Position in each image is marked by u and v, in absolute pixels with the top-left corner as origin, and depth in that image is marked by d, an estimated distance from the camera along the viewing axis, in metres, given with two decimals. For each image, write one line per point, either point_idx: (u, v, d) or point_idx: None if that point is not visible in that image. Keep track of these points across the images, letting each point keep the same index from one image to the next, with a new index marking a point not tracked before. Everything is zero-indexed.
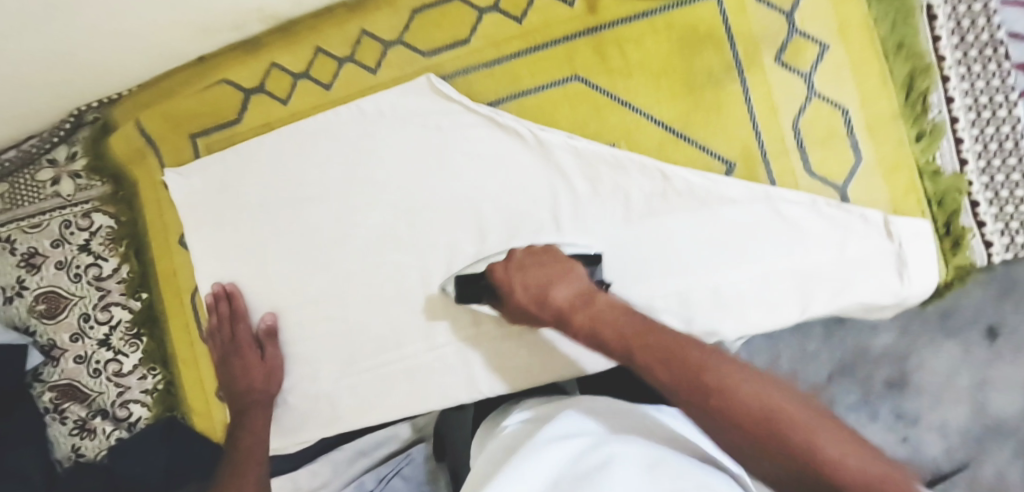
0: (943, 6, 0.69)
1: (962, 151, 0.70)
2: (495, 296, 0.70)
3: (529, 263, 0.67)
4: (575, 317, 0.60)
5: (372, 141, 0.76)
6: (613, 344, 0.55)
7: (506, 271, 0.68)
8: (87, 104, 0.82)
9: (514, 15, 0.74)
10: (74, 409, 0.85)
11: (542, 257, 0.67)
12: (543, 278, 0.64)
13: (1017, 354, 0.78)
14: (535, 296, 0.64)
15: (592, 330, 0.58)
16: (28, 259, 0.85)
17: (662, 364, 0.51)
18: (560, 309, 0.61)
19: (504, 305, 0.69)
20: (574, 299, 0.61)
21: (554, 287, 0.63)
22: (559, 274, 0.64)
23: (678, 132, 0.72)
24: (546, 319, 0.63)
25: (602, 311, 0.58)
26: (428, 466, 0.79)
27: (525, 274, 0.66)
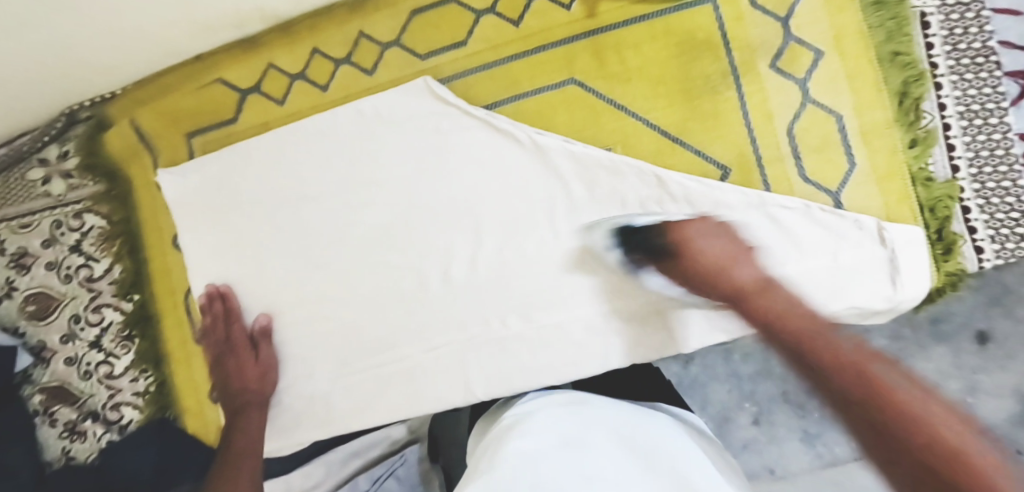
0: (936, 14, 0.70)
1: (954, 157, 0.71)
2: (649, 259, 0.69)
3: (707, 236, 0.66)
4: (755, 298, 0.61)
5: (368, 143, 0.76)
6: (795, 327, 0.56)
7: (677, 237, 0.67)
8: (80, 103, 0.81)
9: (512, 18, 0.74)
10: (64, 412, 0.84)
11: (721, 233, 0.67)
12: (723, 254, 0.65)
13: (1006, 360, 0.79)
14: (712, 267, 0.64)
15: (769, 312, 0.59)
16: (18, 260, 0.84)
17: (849, 359, 0.51)
18: (742, 286, 0.62)
19: (665, 264, 0.68)
20: (756, 281, 0.62)
21: (737, 266, 0.63)
22: (737, 254, 0.65)
23: (674, 136, 0.73)
24: (720, 293, 0.64)
25: (785, 298, 0.60)
26: (421, 467, 0.81)
27: (706, 246, 0.66)
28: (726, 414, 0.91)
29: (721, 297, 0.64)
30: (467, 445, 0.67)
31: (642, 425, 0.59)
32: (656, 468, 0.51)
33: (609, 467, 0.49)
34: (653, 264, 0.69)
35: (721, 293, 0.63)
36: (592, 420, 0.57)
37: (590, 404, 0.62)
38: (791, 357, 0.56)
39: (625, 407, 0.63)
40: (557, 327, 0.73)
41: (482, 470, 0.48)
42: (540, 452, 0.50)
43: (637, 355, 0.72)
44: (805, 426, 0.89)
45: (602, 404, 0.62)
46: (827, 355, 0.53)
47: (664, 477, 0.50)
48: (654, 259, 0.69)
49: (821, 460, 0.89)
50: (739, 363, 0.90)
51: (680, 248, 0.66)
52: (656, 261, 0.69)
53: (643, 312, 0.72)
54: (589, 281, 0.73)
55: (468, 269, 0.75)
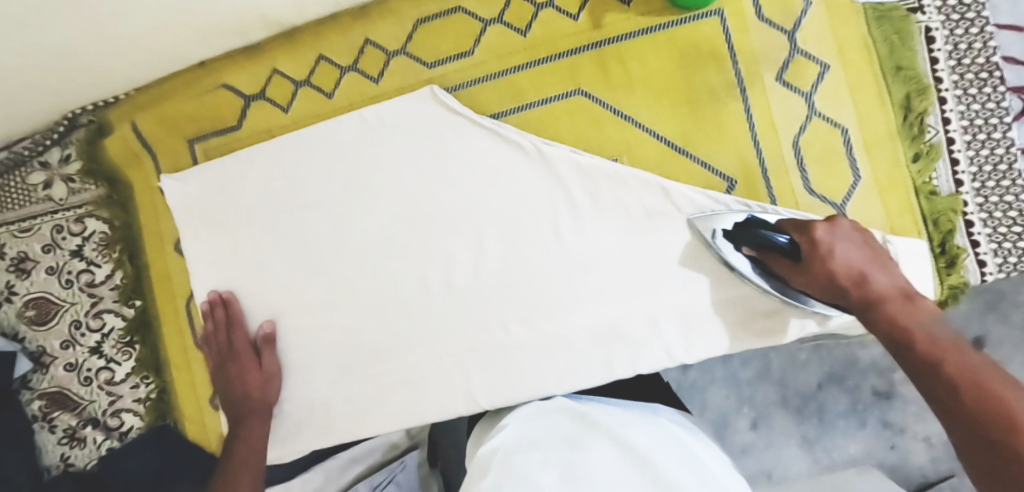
0: (941, 29, 0.71)
1: (957, 172, 0.71)
2: (767, 254, 0.66)
3: (844, 240, 0.64)
4: (892, 307, 0.60)
5: (374, 150, 0.76)
6: (935, 340, 0.56)
7: (807, 237, 0.64)
8: (81, 107, 0.80)
9: (519, 28, 0.75)
10: (63, 418, 0.83)
11: (860, 239, 0.65)
12: (861, 259, 0.63)
13: (1001, 365, 0.81)
14: (845, 269, 0.62)
15: (905, 322, 0.58)
16: (18, 264, 0.84)
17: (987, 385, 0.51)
18: (878, 294, 0.61)
19: (782, 259, 0.65)
20: (895, 292, 0.61)
21: (875, 274, 0.62)
22: (872, 263, 0.63)
23: (680, 147, 0.73)
24: (849, 297, 0.62)
25: (924, 313, 0.59)
26: (421, 473, 0.83)
27: (842, 250, 0.63)
28: (725, 419, 0.90)
29: (850, 302, 0.62)
30: (467, 449, 0.67)
31: (634, 424, 0.60)
32: (642, 462, 0.52)
33: (590, 465, 0.50)
34: (769, 259, 0.67)
35: (852, 297, 0.62)
36: (581, 427, 0.59)
37: (583, 412, 0.63)
38: (921, 374, 0.55)
39: (622, 411, 0.64)
40: (562, 337, 0.74)
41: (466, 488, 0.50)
42: (520, 462, 0.52)
43: (641, 365, 0.72)
44: (802, 431, 0.90)
45: (596, 410, 0.63)
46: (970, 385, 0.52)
47: (649, 469, 0.51)
48: (771, 255, 0.66)
49: (818, 464, 0.90)
50: (738, 366, 0.90)
51: (809, 248, 0.63)
52: (773, 257, 0.66)
53: (648, 322, 0.72)
54: (593, 290, 0.73)
55: (472, 278, 0.75)
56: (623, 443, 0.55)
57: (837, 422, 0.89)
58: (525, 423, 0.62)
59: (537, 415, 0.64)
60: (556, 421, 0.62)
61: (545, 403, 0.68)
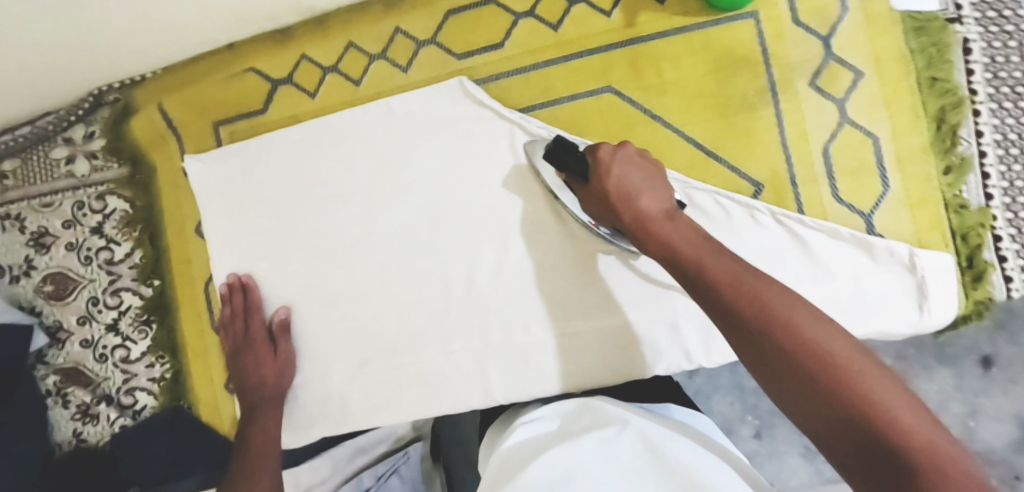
0: (979, 40, 0.71)
1: (988, 186, 0.71)
2: (570, 179, 0.67)
3: (624, 161, 0.62)
4: (655, 225, 0.57)
5: (399, 142, 0.76)
6: (688, 253, 0.54)
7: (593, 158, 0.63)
8: (108, 85, 0.81)
9: (551, 23, 0.74)
10: (77, 394, 0.83)
11: (637, 158, 0.63)
12: (635, 180, 0.61)
13: (1007, 385, 0.80)
14: (618, 188, 0.61)
15: (672, 241, 0.55)
16: (38, 239, 0.84)
17: (724, 282, 0.50)
18: (645, 212, 0.59)
19: (586, 187, 0.65)
20: (660, 212, 0.59)
21: (642, 194, 0.60)
22: (649, 181, 0.62)
23: (709, 150, 0.72)
24: (620, 217, 0.60)
25: (684, 228, 0.56)
26: (424, 466, 0.82)
27: (619, 170, 0.62)
28: (729, 426, 0.90)
29: (625, 225, 0.60)
30: (484, 442, 0.67)
31: (651, 419, 0.60)
32: (654, 452, 0.52)
33: (600, 462, 0.51)
34: (575, 185, 0.67)
35: (623, 218, 0.60)
36: (595, 420, 0.59)
37: (601, 404, 0.63)
38: (690, 287, 0.53)
39: (641, 408, 0.64)
40: (579, 336, 0.73)
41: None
42: (534, 458, 0.52)
43: (659, 367, 0.72)
44: (806, 442, 0.90)
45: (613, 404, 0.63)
46: (728, 291, 0.49)
47: (660, 460, 0.51)
48: (576, 180, 0.66)
49: (820, 475, 0.89)
50: (745, 376, 0.90)
51: (595, 169, 0.63)
52: (577, 180, 0.66)
53: (668, 327, 0.73)
54: (610, 291, 0.73)
55: (490, 273, 0.74)
56: (636, 434, 0.55)
57: None
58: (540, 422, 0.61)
59: (551, 413, 0.63)
60: (570, 419, 0.61)
61: (557, 403, 0.66)
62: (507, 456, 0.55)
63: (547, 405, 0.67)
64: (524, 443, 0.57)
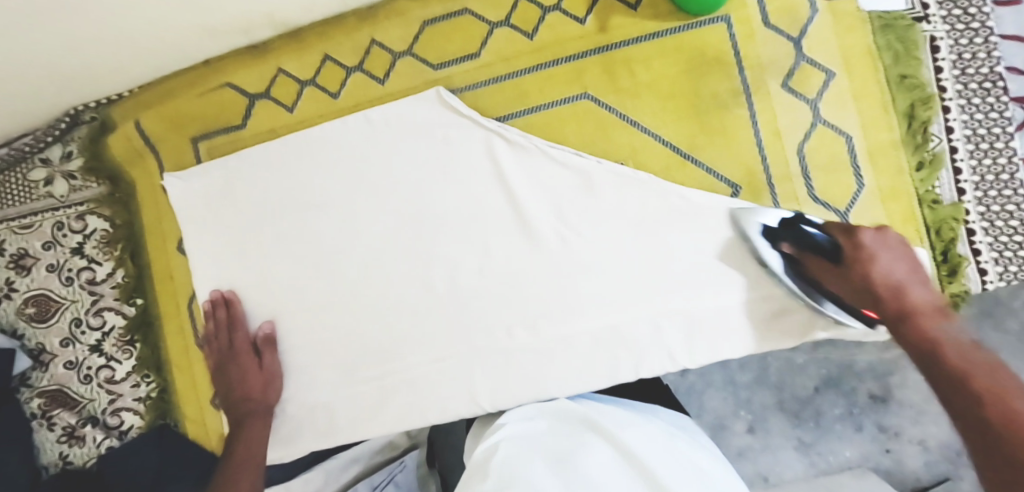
0: (946, 38, 0.72)
1: (960, 181, 0.72)
2: (805, 253, 0.68)
3: (888, 251, 0.64)
4: (925, 320, 0.59)
5: (380, 152, 0.76)
6: (958, 354, 0.55)
7: (854, 242, 0.65)
8: (85, 104, 0.80)
9: (525, 30, 0.75)
10: (62, 416, 0.83)
11: (903, 253, 0.64)
12: (898, 273, 0.63)
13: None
14: (883, 280, 0.63)
15: (936, 333, 0.58)
16: (17, 261, 0.83)
17: (989, 386, 0.51)
18: (915, 306, 0.60)
19: (830, 267, 0.66)
20: (930, 308, 0.60)
21: (914, 287, 0.62)
22: (913, 279, 0.63)
23: (685, 153, 0.73)
24: (884, 305, 0.62)
25: (955, 330, 0.58)
26: (420, 473, 0.83)
27: (884, 261, 0.63)
28: (722, 422, 0.91)
29: (885, 311, 0.62)
30: (467, 450, 0.67)
31: (633, 426, 0.60)
32: (633, 460, 0.53)
33: (606, 458, 0.53)
34: (807, 259, 0.67)
35: (886, 305, 0.62)
36: (578, 430, 0.59)
37: (583, 413, 0.63)
38: (942, 381, 0.55)
39: (623, 412, 0.64)
40: (567, 340, 0.74)
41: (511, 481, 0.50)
42: (516, 461, 0.52)
43: (646, 368, 0.73)
44: (799, 435, 0.90)
45: (597, 412, 0.63)
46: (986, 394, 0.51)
47: (638, 468, 0.52)
48: (812, 255, 0.67)
49: (814, 467, 0.90)
50: (736, 370, 0.90)
51: (856, 254, 0.64)
52: (814, 257, 0.67)
53: (653, 328, 0.73)
54: (596, 294, 0.73)
55: (476, 279, 0.75)
56: (617, 442, 0.55)
57: (834, 425, 0.90)
58: (536, 421, 0.63)
59: (536, 416, 0.65)
60: (565, 419, 0.63)
61: (543, 407, 0.68)
62: (487, 456, 0.55)
63: (531, 407, 0.68)
64: (528, 437, 0.58)
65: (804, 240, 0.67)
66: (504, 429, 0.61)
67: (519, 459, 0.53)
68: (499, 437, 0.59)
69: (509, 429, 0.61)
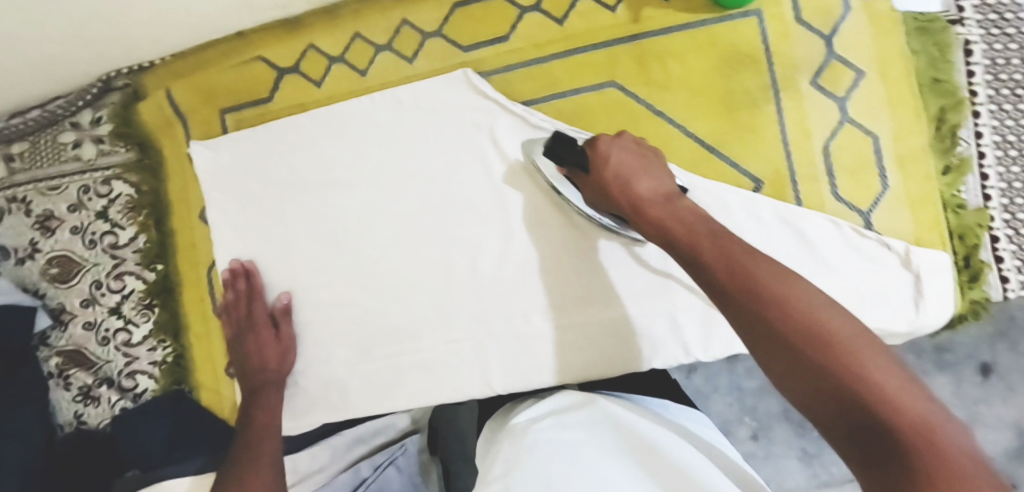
0: (981, 43, 0.71)
1: (986, 187, 0.71)
2: (570, 170, 0.68)
3: (622, 149, 0.64)
4: (653, 207, 0.58)
5: (405, 131, 0.76)
6: (688, 235, 0.54)
7: (590, 149, 0.65)
8: (117, 70, 0.81)
9: (557, 17, 0.75)
10: (79, 376, 0.84)
11: (632, 145, 0.64)
12: (629, 167, 0.62)
13: (1007, 393, 0.76)
14: (614, 176, 0.62)
15: (671, 213, 0.57)
16: (44, 222, 0.84)
17: (720, 260, 0.50)
18: (643, 198, 0.60)
19: (586, 180, 0.66)
20: (657, 195, 0.59)
21: (640, 179, 0.61)
22: (644, 170, 0.62)
23: (710, 146, 0.73)
24: (617, 203, 0.62)
25: (677, 211, 0.57)
26: (421, 458, 0.82)
27: (615, 158, 0.62)
28: (726, 426, 0.88)
29: (621, 210, 0.61)
30: (483, 437, 0.63)
31: (640, 411, 0.59)
32: (637, 454, 0.51)
33: (619, 438, 0.52)
34: (573, 177, 0.68)
35: (620, 205, 0.61)
36: (575, 421, 0.55)
37: (582, 405, 0.58)
38: (678, 259, 0.54)
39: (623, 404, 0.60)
40: (580, 328, 0.74)
41: (539, 459, 0.48)
42: (520, 465, 0.48)
43: (657, 361, 0.73)
44: (803, 445, 0.88)
45: (596, 402, 0.59)
46: (711, 257, 0.50)
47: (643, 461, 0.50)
48: (574, 172, 0.68)
49: (816, 479, 0.88)
50: (744, 376, 0.88)
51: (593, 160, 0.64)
52: (576, 173, 0.67)
53: (667, 321, 0.73)
54: (609, 283, 0.74)
55: (489, 262, 0.75)
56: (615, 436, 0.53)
57: None
58: (547, 400, 0.62)
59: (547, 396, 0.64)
60: (576, 396, 0.62)
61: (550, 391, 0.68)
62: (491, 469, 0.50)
63: (536, 396, 0.67)
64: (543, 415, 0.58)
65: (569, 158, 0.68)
66: (517, 414, 0.60)
67: (540, 435, 0.52)
68: (512, 420, 0.59)
69: (522, 411, 0.60)
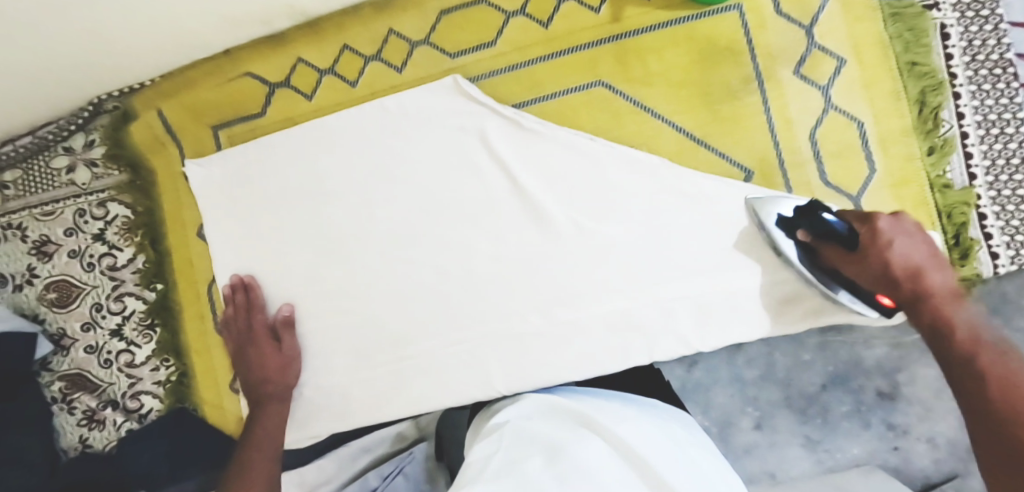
0: (956, 26, 0.73)
1: (971, 165, 0.73)
2: (823, 240, 0.67)
3: (904, 234, 0.64)
4: (943, 306, 0.59)
5: (396, 139, 0.77)
6: (966, 342, 0.55)
7: (870, 227, 0.64)
8: (107, 93, 0.82)
9: (541, 20, 0.76)
10: (83, 400, 0.84)
11: (916, 233, 0.64)
12: (916, 256, 0.63)
13: None
14: (902, 263, 0.62)
15: (952, 317, 0.58)
16: (40, 247, 0.85)
17: (998, 378, 0.51)
18: (932, 290, 0.61)
19: (851, 256, 0.65)
20: (948, 290, 0.61)
21: (932, 272, 0.62)
22: (931, 261, 0.63)
23: (698, 140, 0.74)
24: (898, 290, 0.63)
25: (976, 316, 0.58)
26: (428, 466, 0.72)
27: (904, 245, 0.63)
28: (728, 418, 0.89)
29: (902, 296, 0.62)
30: (469, 436, 0.63)
31: (629, 416, 0.57)
32: (636, 459, 0.49)
33: (603, 446, 0.50)
34: (823, 247, 0.67)
35: (903, 291, 0.62)
36: (566, 425, 0.54)
37: (572, 407, 0.59)
38: (952, 364, 0.55)
39: (614, 406, 0.60)
40: (580, 324, 0.74)
41: (515, 466, 0.47)
42: (505, 471, 0.47)
43: (658, 353, 0.73)
44: (806, 432, 0.88)
45: (582, 406, 0.59)
46: (993, 374, 0.51)
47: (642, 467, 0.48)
48: (827, 242, 0.66)
49: (822, 465, 0.88)
50: (743, 366, 0.88)
51: (872, 238, 0.64)
52: (829, 245, 0.66)
53: (664, 313, 0.73)
54: (606, 277, 0.74)
55: (485, 264, 0.76)
56: (616, 440, 0.51)
57: (841, 423, 0.87)
58: (538, 406, 0.60)
59: (535, 402, 0.63)
60: (568, 403, 0.60)
61: (544, 396, 0.66)
62: (481, 462, 0.49)
63: (528, 398, 0.66)
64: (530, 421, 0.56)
65: (821, 227, 0.65)
66: (506, 417, 0.59)
67: (519, 443, 0.51)
68: (501, 422, 0.57)
69: (511, 415, 0.59)
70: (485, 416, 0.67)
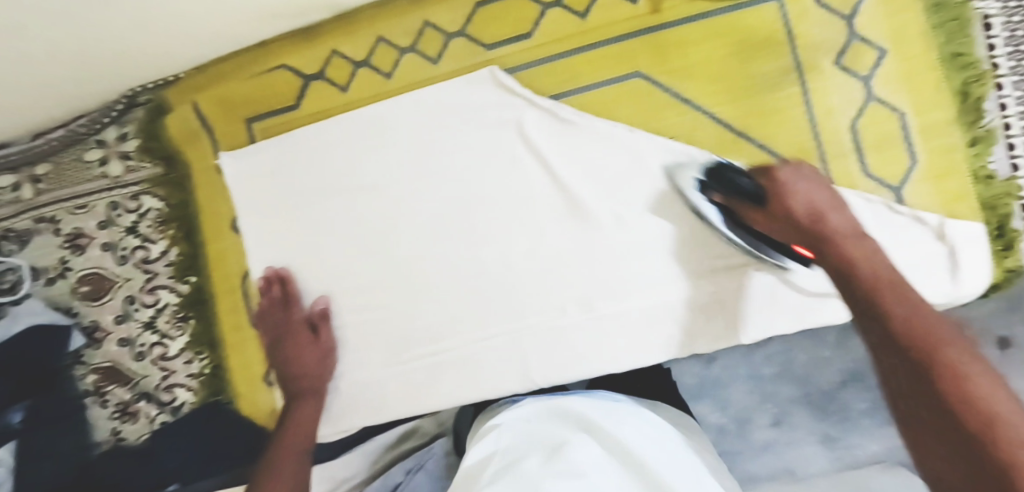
0: (1000, 15, 0.73)
1: (1014, 156, 0.74)
2: (732, 197, 0.67)
3: (804, 179, 0.64)
4: (842, 248, 0.59)
5: (433, 132, 0.77)
6: (871, 288, 0.56)
7: (772, 178, 0.64)
8: (140, 86, 0.81)
9: (579, 11, 0.74)
10: (117, 392, 0.85)
11: (816, 180, 0.64)
12: (816, 202, 0.62)
13: None
14: (802, 211, 0.62)
15: (851, 257, 0.58)
16: (73, 240, 0.85)
17: (902, 328, 0.51)
18: (832, 233, 0.60)
19: (758, 210, 0.65)
20: (847, 232, 0.60)
21: (832, 215, 0.62)
22: (833, 205, 0.63)
23: (737, 131, 0.74)
24: (801, 238, 0.62)
25: (875, 258, 0.58)
26: (449, 461, 0.76)
27: (803, 193, 0.63)
28: (747, 415, 0.88)
29: (805, 243, 0.62)
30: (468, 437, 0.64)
31: (624, 417, 0.58)
32: (632, 464, 0.50)
33: (599, 446, 0.52)
34: (733, 204, 0.67)
35: (805, 239, 0.62)
36: (563, 424, 0.55)
37: (567, 403, 0.59)
38: (862, 315, 0.55)
39: (610, 404, 0.60)
40: (614, 318, 0.74)
41: (513, 467, 0.49)
42: (505, 472, 0.48)
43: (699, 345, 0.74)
44: (823, 429, 0.87)
45: (574, 400, 0.60)
46: (898, 324, 0.52)
47: (642, 474, 0.50)
48: (735, 199, 0.66)
49: (839, 462, 0.87)
50: (760, 363, 0.88)
51: (775, 190, 0.63)
52: (738, 201, 0.66)
53: (700, 306, 0.73)
54: (637, 271, 0.74)
55: (519, 259, 0.76)
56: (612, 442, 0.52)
57: (859, 421, 0.86)
58: (535, 401, 0.61)
59: (531, 398, 0.63)
60: (563, 398, 0.60)
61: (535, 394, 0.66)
62: (482, 465, 0.51)
63: (522, 398, 0.66)
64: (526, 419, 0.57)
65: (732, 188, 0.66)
66: (501, 415, 0.59)
67: (517, 444, 0.52)
68: (496, 420, 0.58)
69: (507, 412, 0.59)
70: (486, 416, 0.68)
